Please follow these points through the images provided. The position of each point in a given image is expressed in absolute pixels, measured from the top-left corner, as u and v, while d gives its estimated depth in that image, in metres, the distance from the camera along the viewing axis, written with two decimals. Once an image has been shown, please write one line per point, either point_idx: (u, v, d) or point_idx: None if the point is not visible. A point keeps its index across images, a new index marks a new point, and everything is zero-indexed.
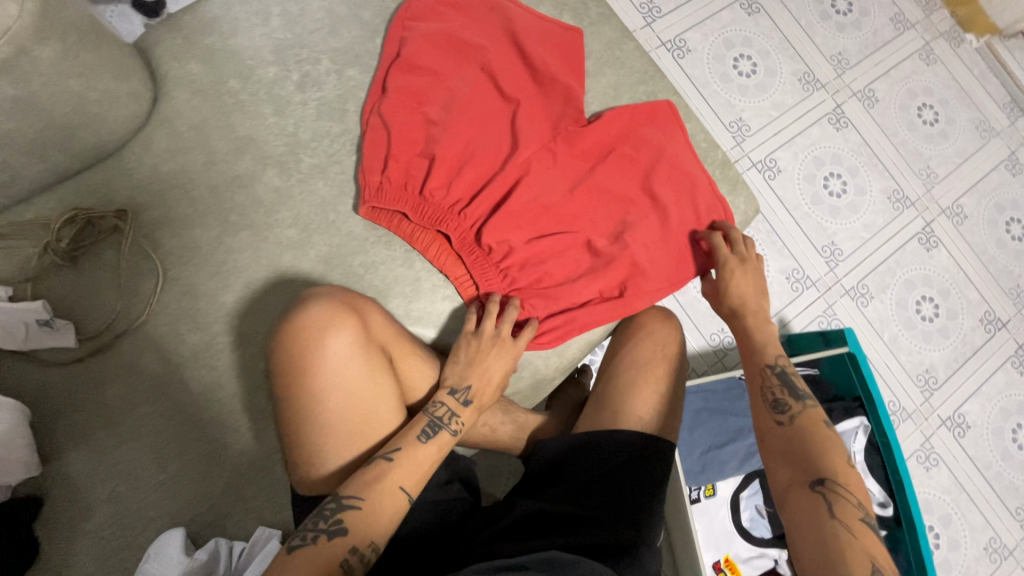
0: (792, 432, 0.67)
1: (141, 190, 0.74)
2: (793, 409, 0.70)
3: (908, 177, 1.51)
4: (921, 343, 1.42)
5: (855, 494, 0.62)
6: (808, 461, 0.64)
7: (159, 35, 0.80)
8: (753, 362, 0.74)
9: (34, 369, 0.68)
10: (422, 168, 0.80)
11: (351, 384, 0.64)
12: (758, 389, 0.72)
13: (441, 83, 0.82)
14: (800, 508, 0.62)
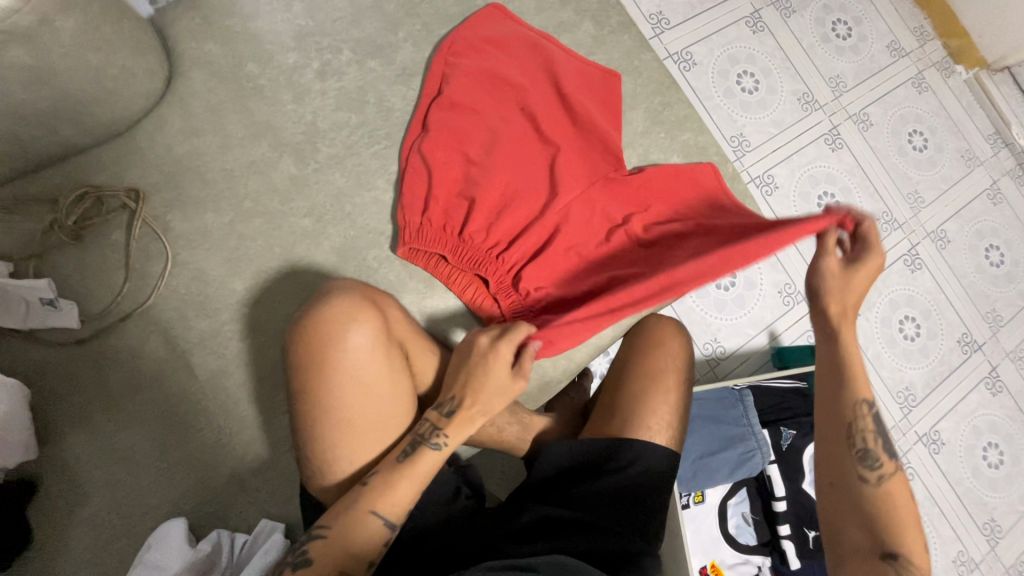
0: (878, 496, 0.67)
1: (154, 170, 0.72)
2: (882, 466, 0.68)
3: (897, 200, 1.56)
4: (902, 361, 1.47)
5: (915, 562, 0.64)
6: (882, 527, 0.65)
7: (176, 13, 0.78)
8: (846, 406, 0.71)
9: (35, 348, 0.66)
10: (462, 210, 0.81)
11: (348, 381, 0.63)
12: (846, 434, 0.70)
13: (483, 127, 0.84)
14: (860, 571, 0.65)
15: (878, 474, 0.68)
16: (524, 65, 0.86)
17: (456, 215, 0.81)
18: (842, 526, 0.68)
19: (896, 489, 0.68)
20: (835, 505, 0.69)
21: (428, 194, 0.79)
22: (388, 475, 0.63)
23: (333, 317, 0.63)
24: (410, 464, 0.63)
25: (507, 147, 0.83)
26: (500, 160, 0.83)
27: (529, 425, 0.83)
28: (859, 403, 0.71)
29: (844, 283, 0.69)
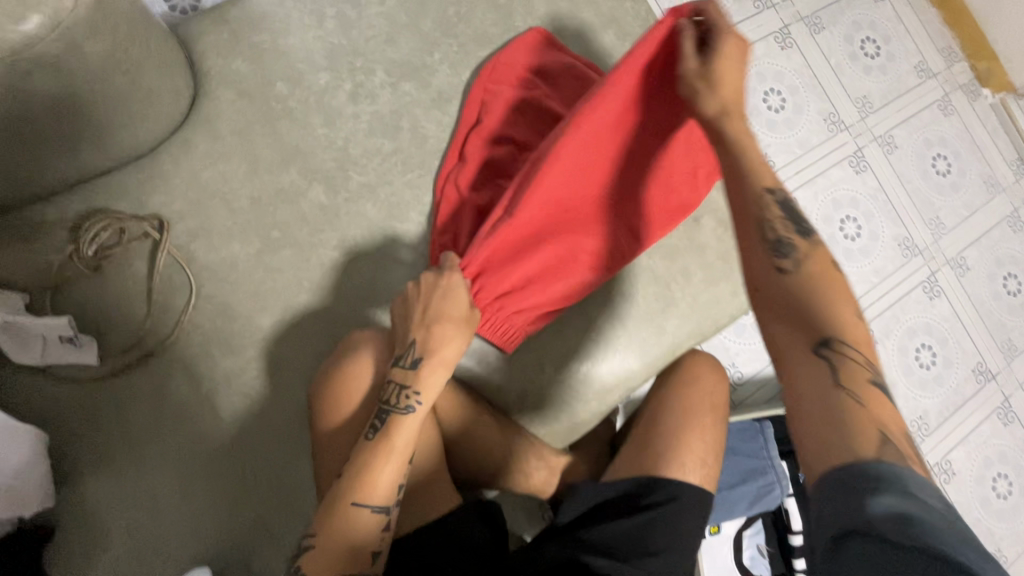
0: (798, 280, 0.56)
1: (177, 196, 0.69)
2: (796, 249, 0.58)
3: (918, 226, 1.54)
4: (917, 390, 1.46)
5: (866, 354, 0.52)
6: (813, 320, 0.53)
7: (203, 26, 0.74)
8: (751, 188, 0.61)
9: (51, 386, 0.63)
10: (508, 247, 0.73)
11: (352, 390, 0.67)
12: (756, 226, 0.59)
13: (521, 157, 0.78)
14: (797, 373, 0.51)
15: (795, 259, 0.57)
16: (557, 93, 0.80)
17: (502, 255, 0.73)
18: (771, 337, 0.55)
19: (821, 267, 0.58)
20: (758, 306, 0.57)
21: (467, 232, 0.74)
22: (368, 455, 0.62)
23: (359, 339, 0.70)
24: (386, 440, 0.63)
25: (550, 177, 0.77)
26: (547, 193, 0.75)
27: (557, 466, 0.81)
28: (759, 190, 0.61)
29: (710, 76, 0.65)
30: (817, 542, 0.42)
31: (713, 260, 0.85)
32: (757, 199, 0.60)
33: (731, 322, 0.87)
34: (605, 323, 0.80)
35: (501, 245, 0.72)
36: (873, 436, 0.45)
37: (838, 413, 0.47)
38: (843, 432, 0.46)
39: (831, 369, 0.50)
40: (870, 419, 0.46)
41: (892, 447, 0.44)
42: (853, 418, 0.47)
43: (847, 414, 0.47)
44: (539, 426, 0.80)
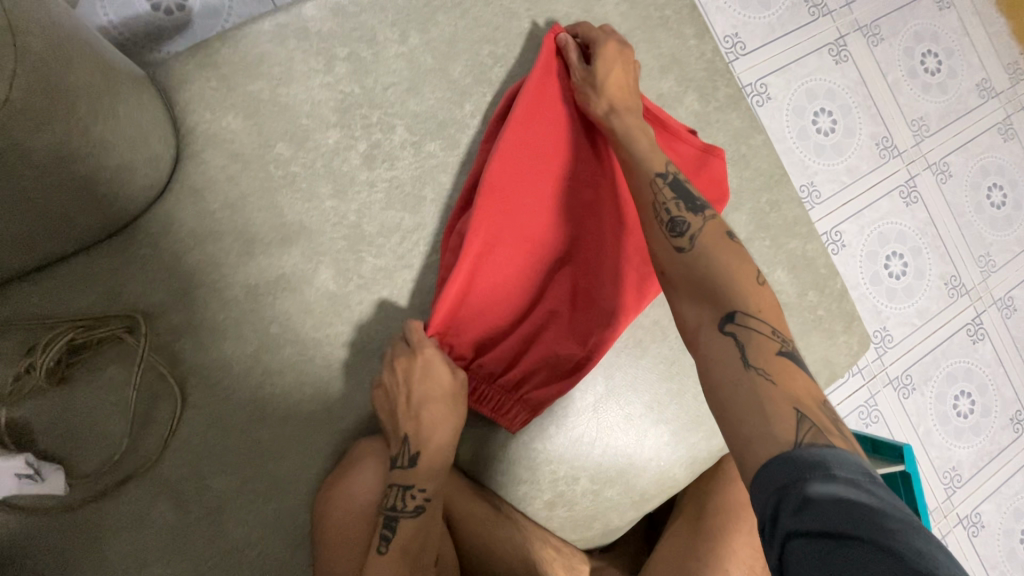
0: (692, 254, 0.54)
1: (158, 286, 0.58)
2: (689, 224, 0.56)
3: (967, 262, 1.44)
4: (952, 439, 1.39)
5: (772, 322, 0.50)
6: (713, 286, 0.52)
7: (188, 71, 0.61)
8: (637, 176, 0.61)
9: (10, 521, 0.53)
10: (513, 293, 0.66)
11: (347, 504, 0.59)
12: (650, 207, 0.59)
13: (523, 194, 0.64)
14: (709, 350, 0.49)
15: (690, 233, 0.55)
16: (550, 114, 0.66)
17: (509, 303, 0.66)
18: (684, 313, 0.53)
19: (715, 238, 0.56)
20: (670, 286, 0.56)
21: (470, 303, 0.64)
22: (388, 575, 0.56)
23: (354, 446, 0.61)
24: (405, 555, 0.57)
25: (558, 207, 0.66)
26: (553, 224, 0.66)
27: None
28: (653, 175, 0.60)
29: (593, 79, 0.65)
30: (766, 547, 0.40)
31: None
32: (649, 182, 0.59)
33: None
34: (651, 424, 0.69)
35: (504, 292, 0.65)
36: (790, 413, 0.43)
37: (755, 399, 0.44)
38: (757, 410, 0.44)
39: (740, 348, 0.48)
40: (783, 396, 0.44)
41: (808, 424, 0.42)
42: (765, 402, 0.44)
43: (763, 401, 0.44)
44: (569, 532, 0.72)
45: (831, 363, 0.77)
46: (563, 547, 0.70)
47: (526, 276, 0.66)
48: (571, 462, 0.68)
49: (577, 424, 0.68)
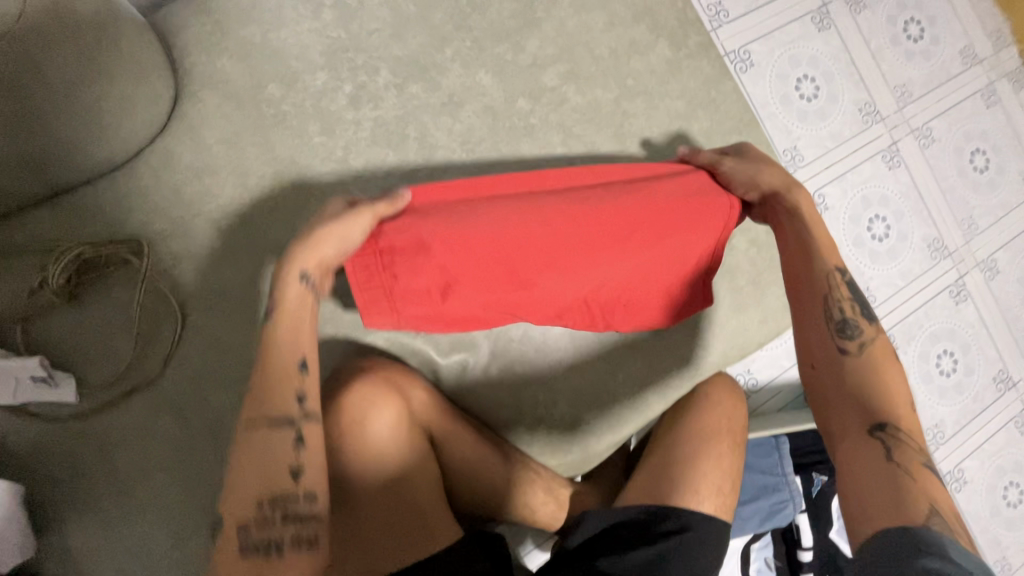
0: (856, 363, 0.59)
1: (159, 215, 0.62)
2: (862, 332, 0.61)
3: (950, 226, 1.47)
4: (935, 397, 1.42)
5: (916, 437, 0.53)
6: (867, 400, 0.56)
7: (184, 17, 0.65)
8: (820, 266, 0.64)
9: (26, 426, 0.57)
10: (472, 251, 0.63)
11: (271, 395, 0.52)
12: (823, 300, 0.63)
13: (563, 204, 0.67)
14: (851, 455, 0.53)
15: (860, 341, 0.60)
16: (695, 190, 0.71)
17: (462, 265, 0.63)
18: (828, 424, 0.58)
19: (880, 352, 0.60)
20: (812, 384, 0.61)
21: (420, 240, 0.61)
22: (260, 468, 0.49)
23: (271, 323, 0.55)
24: (277, 461, 0.49)
25: (579, 237, 0.66)
26: (563, 242, 0.66)
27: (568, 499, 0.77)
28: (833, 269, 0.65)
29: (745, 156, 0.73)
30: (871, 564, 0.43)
31: (743, 284, 0.78)
32: (827, 275, 0.64)
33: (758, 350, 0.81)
34: (624, 352, 0.75)
35: (457, 248, 0.62)
36: (924, 503, 0.46)
37: (895, 482, 0.48)
38: (893, 486, 0.48)
39: (886, 449, 0.52)
40: (921, 491, 0.47)
41: (939, 517, 0.45)
42: (909, 489, 0.48)
43: (904, 485, 0.48)
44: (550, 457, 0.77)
45: None
46: (543, 470, 0.74)
47: (504, 252, 0.64)
48: None
49: (555, 351, 0.73)
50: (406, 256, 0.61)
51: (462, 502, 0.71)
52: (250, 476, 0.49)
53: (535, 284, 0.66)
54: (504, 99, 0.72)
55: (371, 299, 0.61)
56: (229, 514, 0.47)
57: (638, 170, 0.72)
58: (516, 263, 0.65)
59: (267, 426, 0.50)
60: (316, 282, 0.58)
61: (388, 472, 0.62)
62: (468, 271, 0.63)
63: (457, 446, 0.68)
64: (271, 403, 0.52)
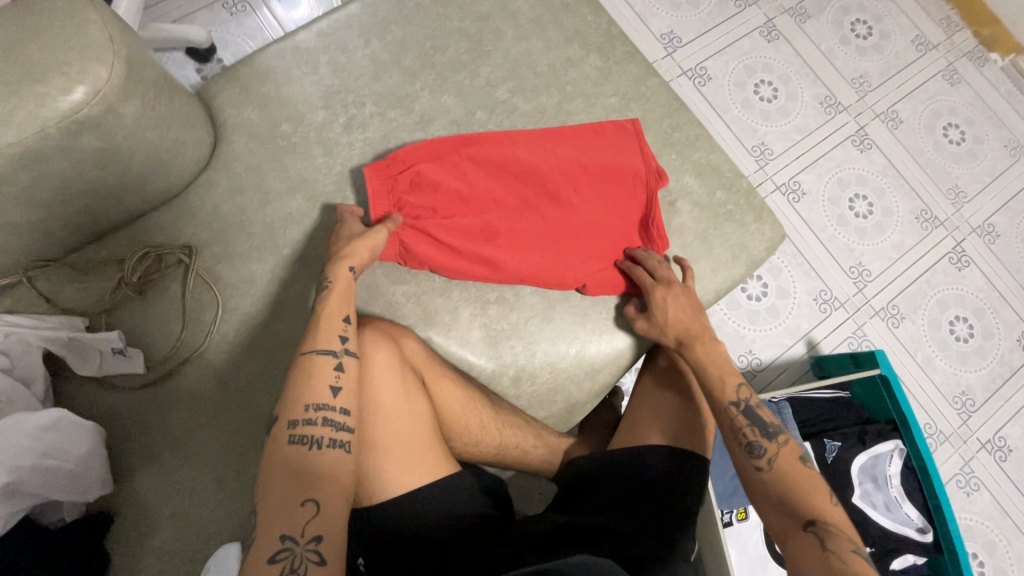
0: (773, 478, 0.72)
1: (204, 228, 0.81)
2: (768, 451, 0.74)
3: (936, 197, 1.51)
4: (956, 364, 1.40)
5: (837, 519, 0.67)
6: (795, 504, 0.69)
7: (220, 86, 0.87)
8: (718, 403, 0.76)
9: (107, 394, 0.74)
10: (459, 190, 0.82)
11: (294, 402, 0.65)
12: (732, 434, 0.75)
13: (533, 157, 0.85)
14: (799, 550, 0.66)
15: (767, 457, 0.73)
16: (625, 156, 0.87)
17: (448, 205, 0.82)
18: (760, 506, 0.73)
19: (788, 461, 0.73)
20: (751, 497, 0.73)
21: (425, 181, 0.81)
22: (275, 470, 0.61)
23: (304, 355, 0.68)
24: (304, 467, 0.62)
25: (542, 186, 0.84)
26: (529, 189, 0.84)
27: (557, 447, 0.85)
28: (726, 404, 0.76)
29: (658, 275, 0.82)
30: None
31: (691, 240, 0.89)
32: (723, 412, 0.76)
33: (716, 299, 0.91)
34: (591, 305, 0.86)
35: (451, 186, 0.82)
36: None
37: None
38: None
39: (820, 539, 0.65)
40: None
41: None
42: None
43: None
44: (537, 410, 0.86)
45: (747, 249, 0.90)
46: (532, 420, 0.84)
47: (483, 192, 0.83)
48: (527, 342, 0.83)
49: (527, 308, 0.84)
50: (416, 188, 0.82)
51: (458, 448, 0.78)
52: (277, 464, 0.62)
53: (507, 222, 0.83)
54: (465, 112, 0.89)
55: (387, 211, 0.81)
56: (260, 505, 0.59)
57: (600, 136, 0.88)
58: (493, 207, 0.83)
59: (297, 432, 0.63)
60: (341, 323, 0.71)
61: (404, 413, 0.71)
62: (456, 208, 0.82)
63: (449, 399, 0.76)
64: (297, 410, 0.64)
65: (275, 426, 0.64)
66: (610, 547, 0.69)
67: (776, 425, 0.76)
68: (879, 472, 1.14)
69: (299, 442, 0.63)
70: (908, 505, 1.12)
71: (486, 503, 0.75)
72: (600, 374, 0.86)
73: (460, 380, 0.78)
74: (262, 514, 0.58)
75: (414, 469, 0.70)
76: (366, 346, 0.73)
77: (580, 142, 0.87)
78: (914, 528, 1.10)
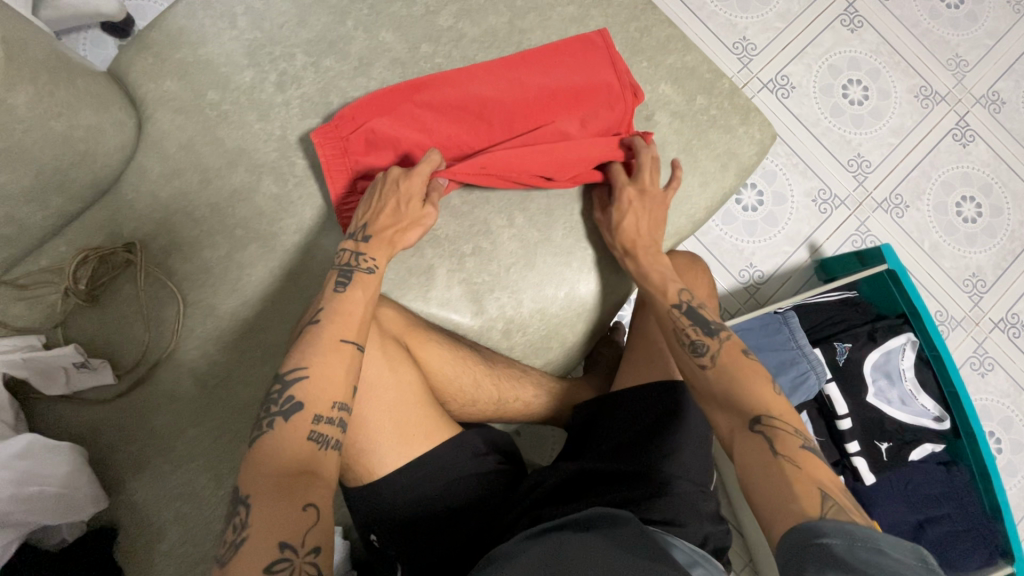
0: (719, 374, 0.66)
1: (146, 219, 0.74)
2: (710, 348, 0.68)
3: (935, 70, 1.39)
4: (965, 246, 1.34)
5: (793, 421, 0.62)
6: (742, 403, 0.63)
7: (132, 58, 0.78)
8: (661, 307, 0.73)
9: (81, 408, 0.70)
10: (418, 140, 0.75)
11: (316, 399, 0.58)
12: (674, 336, 0.71)
13: (494, 91, 0.76)
14: (746, 451, 0.60)
15: (710, 356, 0.67)
16: (596, 73, 0.77)
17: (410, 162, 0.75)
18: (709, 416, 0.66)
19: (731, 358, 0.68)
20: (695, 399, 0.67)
21: (380, 138, 0.74)
22: (273, 471, 0.54)
23: (342, 341, 0.62)
24: (292, 458, 0.55)
25: (510, 123, 0.76)
26: (497, 128, 0.76)
27: (560, 393, 0.81)
28: (669, 308, 0.73)
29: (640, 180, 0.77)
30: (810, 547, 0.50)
31: (674, 155, 0.81)
32: (668, 315, 0.72)
33: (707, 215, 0.84)
34: (574, 243, 0.79)
35: (409, 138, 0.74)
36: (816, 495, 0.55)
37: (788, 485, 0.56)
38: (786, 489, 0.56)
39: (770, 442, 0.60)
40: (808, 478, 0.56)
41: (831, 501, 0.54)
42: (795, 487, 0.56)
43: (793, 485, 0.56)
44: (533, 358, 0.82)
45: (736, 156, 0.83)
46: (530, 368, 0.80)
47: (446, 140, 0.75)
48: (511, 289, 0.78)
49: (507, 255, 0.78)
50: (372, 148, 0.75)
51: (456, 409, 0.75)
52: (280, 460, 0.54)
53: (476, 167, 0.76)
54: (408, 48, 0.80)
55: (344, 174, 0.74)
56: (257, 498, 0.51)
57: (567, 56, 0.78)
58: (460, 155, 0.76)
59: (316, 430, 0.57)
60: (369, 274, 0.67)
61: (395, 388, 0.67)
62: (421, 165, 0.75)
63: (441, 363, 0.72)
64: (321, 406, 0.58)
65: (301, 412, 0.57)
66: (631, 488, 0.67)
67: (717, 322, 0.71)
68: (892, 367, 1.11)
69: (311, 442, 0.57)
70: (924, 395, 1.10)
71: (496, 459, 0.72)
72: (596, 314, 0.81)
73: (447, 340, 0.74)
74: (255, 510, 0.50)
75: (414, 437, 0.67)
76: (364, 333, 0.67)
77: (545, 66, 0.78)
78: (930, 417, 1.09)
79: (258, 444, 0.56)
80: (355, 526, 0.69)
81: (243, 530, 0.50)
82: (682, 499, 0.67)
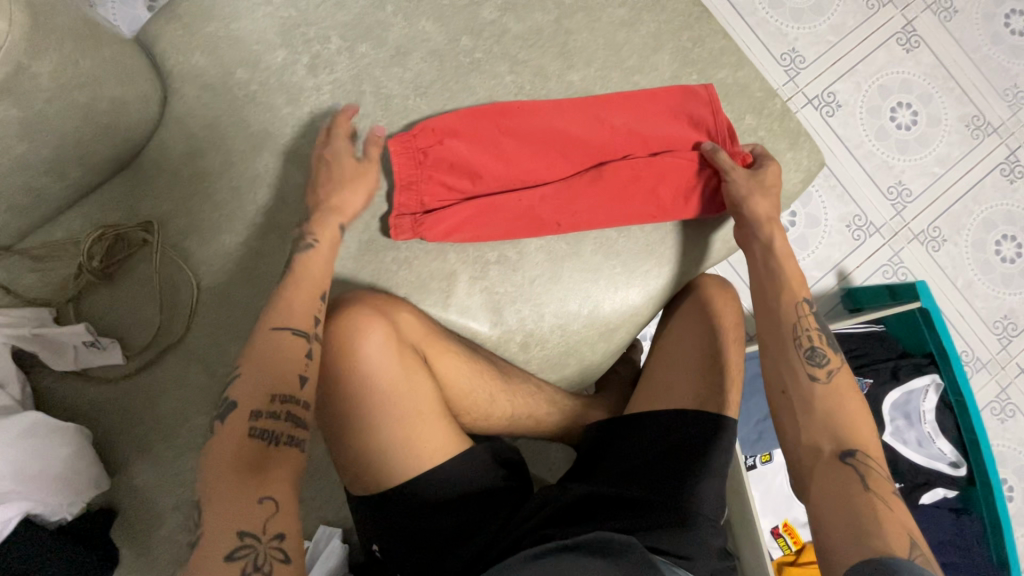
0: (827, 389, 0.64)
1: (165, 198, 0.72)
2: (829, 361, 0.66)
3: (990, 100, 1.33)
4: (1000, 287, 1.29)
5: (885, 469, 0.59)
6: (841, 430, 0.61)
7: (160, 27, 0.75)
8: (785, 303, 0.71)
9: (87, 387, 0.69)
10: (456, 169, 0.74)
11: (253, 392, 0.56)
12: (794, 333, 0.68)
13: (571, 122, 0.75)
14: (828, 476, 0.58)
15: (826, 369, 0.66)
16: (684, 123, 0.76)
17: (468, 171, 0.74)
18: (791, 434, 0.63)
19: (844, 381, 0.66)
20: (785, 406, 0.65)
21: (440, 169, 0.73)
22: (221, 466, 0.52)
23: (275, 330, 0.59)
24: (240, 454, 0.52)
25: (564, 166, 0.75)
26: (564, 157, 0.75)
27: (573, 412, 0.79)
28: (801, 303, 0.71)
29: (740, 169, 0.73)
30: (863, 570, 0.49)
31: None
32: (793, 312, 0.70)
33: None
34: (602, 260, 0.76)
35: (462, 173, 0.74)
36: (903, 537, 0.51)
37: (867, 518, 0.53)
38: (867, 523, 0.53)
39: (861, 476, 0.57)
40: (898, 523, 0.53)
41: (919, 552, 0.50)
42: (881, 521, 0.53)
43: (879, 520, 0.53)
44: (549, 372, 0.80)
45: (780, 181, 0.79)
46: (544, 384, 0.77)
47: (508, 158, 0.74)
48: (535, 301, 0.75)
49: (533, 266, 0.75)
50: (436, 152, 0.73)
51: (467, 423, 0.73)
52: (229, 455, 0.52)
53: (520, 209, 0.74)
54: (447, 40, 0.76)
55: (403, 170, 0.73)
56: (207, 497, 0.50)
57: (662, 101, 0.76)
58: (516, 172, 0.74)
59: (258, 426, 0.54)
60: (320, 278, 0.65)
61: (405, 407, 0.65)
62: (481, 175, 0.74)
63: (456, 378, 0.70)
64: (259, 399, 0.55)
65: (235, 411, 0.55)
66: (638, 518, 0.64)
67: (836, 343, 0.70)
68: (912, 408, 1.09)
69: (254, 438, 0.54)
70: (942, 439, 1.07)
71: (503, 475, 0.70)
72: (620, 330, 0.78)
73: (466, 353, 0.71)
74: (207, 511, 0.49)
75: (417, 454, 0.65)
76: (375, 343, 0.64)
77: (635, 107, 0.76)
78: (946, 462, 1.06)
79: (206, 446, 0.54)
80: (358, 533, 0.69)
81: (196, 530, 0.49)
82: (695, 534, 0.64)
